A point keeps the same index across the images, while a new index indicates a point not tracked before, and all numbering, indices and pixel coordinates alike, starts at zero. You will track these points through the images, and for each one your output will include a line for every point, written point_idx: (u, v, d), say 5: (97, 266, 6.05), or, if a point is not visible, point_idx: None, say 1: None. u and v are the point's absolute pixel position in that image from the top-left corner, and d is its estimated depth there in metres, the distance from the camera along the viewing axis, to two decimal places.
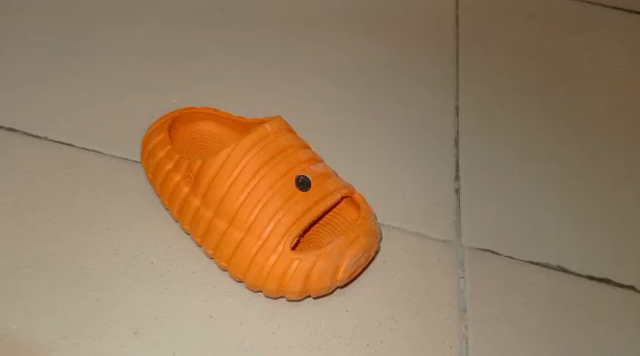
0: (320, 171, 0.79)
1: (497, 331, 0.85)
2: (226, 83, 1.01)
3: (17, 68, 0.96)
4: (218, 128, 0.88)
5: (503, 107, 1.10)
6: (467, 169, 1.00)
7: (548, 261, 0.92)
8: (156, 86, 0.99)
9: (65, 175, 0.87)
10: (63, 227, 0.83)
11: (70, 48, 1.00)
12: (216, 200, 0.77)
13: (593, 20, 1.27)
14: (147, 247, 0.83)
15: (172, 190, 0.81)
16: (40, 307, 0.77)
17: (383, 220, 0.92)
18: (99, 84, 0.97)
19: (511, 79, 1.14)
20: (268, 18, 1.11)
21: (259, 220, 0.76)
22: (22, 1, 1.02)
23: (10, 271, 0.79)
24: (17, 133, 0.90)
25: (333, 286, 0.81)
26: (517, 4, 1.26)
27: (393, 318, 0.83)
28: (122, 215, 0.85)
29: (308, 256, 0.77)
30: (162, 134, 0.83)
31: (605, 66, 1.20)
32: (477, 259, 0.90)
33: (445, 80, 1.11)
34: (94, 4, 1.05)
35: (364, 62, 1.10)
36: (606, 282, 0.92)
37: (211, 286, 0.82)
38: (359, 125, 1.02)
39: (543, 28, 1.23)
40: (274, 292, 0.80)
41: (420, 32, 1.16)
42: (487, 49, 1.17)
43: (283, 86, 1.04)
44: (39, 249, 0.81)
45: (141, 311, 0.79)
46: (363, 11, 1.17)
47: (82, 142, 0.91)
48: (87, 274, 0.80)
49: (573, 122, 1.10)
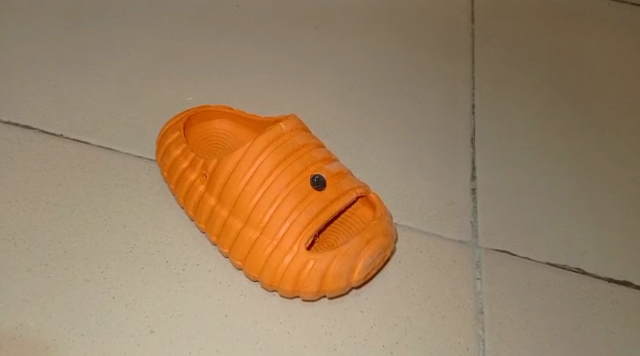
0: (335, 170, 0.79)
1: (515, 333, 0.84)
2: (241, 82, 1.02)
3: (34, 67, 0.97)
4: (233, 126, 0.88)
5: (520, 106, 1.08)
6: (484, 169, 0.99)
7: (566, 263, 0.91)
8: (171, 84, 0.99)
9: (80, 172, 0.87)
10: (78, 224, 0.83)
11: (87, 48, 1.00)
12: (232, 199, 0.77)
13: (611, 20, 1.26)
14: (163, 246, 0.83)
15: (187, 188, 0.81)
16: (57, 304, 0.77)
17: (399, 220, 0.91)
18: (114, 83, 0.97)
19: (529, 78, 1.13)
20: (283, 19, 1.11)
21: (274, 219, 0.76)
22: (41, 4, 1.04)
23: (28, 268, 0.79)
24: (34, 131, 0.90)
25: (349, 287, 0.80)
26: (533, 5, 1.26)
27: (409, 319, 0.82)
28: (137, 213, 0.85)
29: (324, 256, 0.76)
30: (177, 132, 0.83)
31: (625, 64, 1.18)
32: (493, 260, 0.89)
33: (462, 80, 1.10)
34: (111, 6, 1.07)
35: (379, 62, 1.10)
36: (627, 284, 0.90)
37: (226, 285, 0.82)
38: (374, 125, 1.01)
39: (560, 28, 1.22)
40: (288, 292, 0.79)
41: (436, 33, 1.16)
42: (504, 50, 1.16)
43: (298, 85, 1.03)
44: (56, 247, 0.81)
45: (156, 309, 0.78)
46: (377, 12, 1.17)
47: (97, 139, 0.91)
48: (103, 273, 0.80)
49: (592, 122, 1.08)
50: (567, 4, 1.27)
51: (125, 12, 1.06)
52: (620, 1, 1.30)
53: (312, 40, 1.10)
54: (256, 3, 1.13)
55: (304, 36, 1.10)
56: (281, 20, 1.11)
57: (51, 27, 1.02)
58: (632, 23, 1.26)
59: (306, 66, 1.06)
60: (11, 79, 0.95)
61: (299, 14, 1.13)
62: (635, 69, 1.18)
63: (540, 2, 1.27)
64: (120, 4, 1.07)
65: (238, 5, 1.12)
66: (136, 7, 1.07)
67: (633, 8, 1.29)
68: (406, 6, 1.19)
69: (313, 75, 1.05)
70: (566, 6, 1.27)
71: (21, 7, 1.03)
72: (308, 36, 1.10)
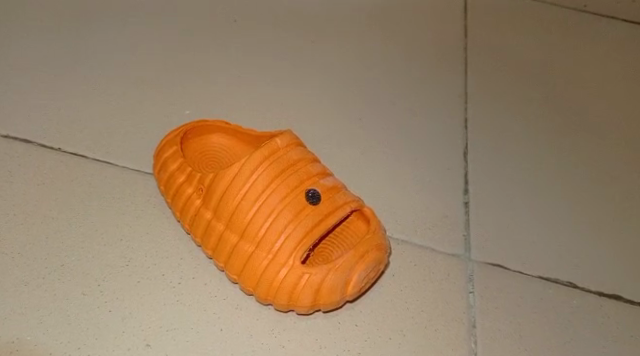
0: (330, 184, 0.80)
1: (507, 347, 0.85)
2: (237, 96, 1.03)
3: (33, 80, 0.98)
4: (230, 140, 0.89)
5: (513, 119, 1.10)
6: (476, 183, 1.00)
7: (558, 276, 0.92)
8: (168, 97, 1.00)
9: (78, 186, 0.88)
10: (76, 237, 0.84)
11: (86, 61, 1.01)
12: (228, 213, 0.78)
13: (602, 34, 1.28)
14: (159, 259, 0.84)
15: (184, 202, 0.82)
16: (53, 318, 0.78)
17: (393, 233, 0.92)
18: (112, 96, 0.98)
19: (521, 92, 1.14)
20: (280, 32, 1.13)
21: (270, 234, 0.77)
22: (40, 17, 1.05)
23: (25, 282, 0.80)
24: (33, 145, 0.91)
25: (343, 300, 0.81)
26: (526, 19, 1.28)
27: (402, 333, 0.83)
28: (134, 226, 0.86)
29: (318, 270, 0.77)
30: (174, 146, 0.84)
31: (615, 78, 1.20)
32: (486, 273, 0.90)
33: (455, 93, 1.11)
34: (109, 18, 1.07)
35: (374, 75, 1.11)
36: (616, 298, 0.91)
37: (222, 298, 0.82)
38: (370, 138, 1.02)
39: (552, 41, 1.24)
40: (283, 306, 0.80)
41: (431, 47, 1.18)
42: (497, 63, 1.18)
43: (294, 98, 1.05)
44: (53, 261, 0.82)
45: (153, 323, 0.79)
46: (371, 25, 1.18)
47: (95, 153, 0.92)
48: (99, 286, 0.81)
49: (583, 136, 1.10)
50: (560, 18, 1.29)
51: (124, 24, 1.07)
52: (610, 16, 1.32)
53: (309, 54, 1.11)
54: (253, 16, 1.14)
55: (300, 49, 1.11)
56: (277, 33, 1.13)
57: (50, 39, 1.03)
58: (622, 38, 1.28)
59: (302, 79, 1.07)
60: (10, 93, 0.96)
61: (296, 28, 1.14)
62: (626, 85, 1.19)
63: (532, 16, 1.28)
64: (118, 15, 1.08)
65: (235, 19, 1.13)
66: (134, 17, 1.08)
67: (623, 23, 1.31)
68: (400, 19, 1.21)
69: (309, 88, 1.06)
70: (559, 20, 1.29)
71: (19, 20, 1.04)
72: (304, 48, 1.12)
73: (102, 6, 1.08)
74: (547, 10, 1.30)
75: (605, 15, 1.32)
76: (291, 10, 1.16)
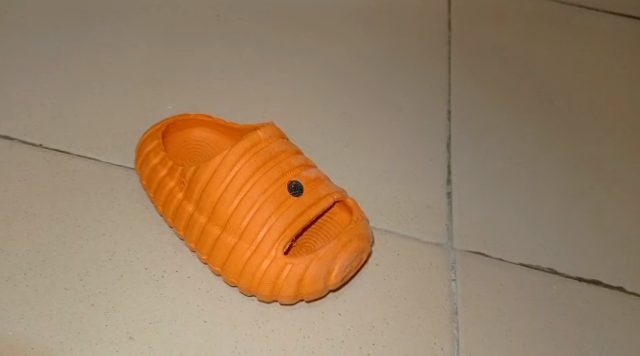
0: (312, 176, 0.80)
1: (489, 333, 0.85)
2: (220, 90, 1.03)
3: (15, 76, 0.97)
4: (212, 134, 0.89)
5: (495, 110, 1.11)
6: (459, 173, 1.01)
7: (539, 263, 0.93)
8: (151, 92, 1.00)
9: (60, 182, 0.88)
10: (58, 233, 0.84)
11: (68, 57, 1.01)
12: (210, 205, 0.78)
13: (584, 26, 1.29)
14: (142, 253, 0.84)
15: (166, 196, 0.82)
16: (36, 313, 0.78)
17: (376, 223, 0.92)
18: (95, 92, 0.98)
19: (503, 83, 1.15)
20: (264, 27, 1.13)
21: (252, 225, 0.77)
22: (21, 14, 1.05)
23: (6, 278, 0.80)
24: (14, 141, 0.91)
25: (326, 290, 0.81)
26: (509, 11, 1.28)
27: (386, 321, 0.84)
28: (116, 221, 0.86)
29: (301, 260, 0.77)
30: (156, 140, 0.84)
31: (596, 69, 1.21)
32: (469, 261, 0.91)
33: (438, 86, 1.12)
34: (91, 14, 1.07)
35: (358, 68, 1.12)
36: (596, 283, 0.92)
37: (205, 290, 0.83)
38: (353, 130, 1.03)
39: (534, 34, 1.25)
40: (266, 296, 0.80)
41: (414, 40, 1.18)
42: (480, 56, 1.18)
43: (277, 92, 1.05)
44: (35, 256, 0.82)
45: (136, 316, 0.79)
46: (355, 20, 1.19)
47: (78, 149, 0.92)
48: (82, 280, 0.81)
49: (564, 126, 1.11)
50: (542, 10, 1.30)
51: (106, 20, 1.07)
52: (592, 8, 1.33)
53: (292, 48, 1.11)
54: (236, 11, 1.14)
55: (283, 44, 1.11)
56: (260, 29, 1.13)
57: (32, 35, 1.02)
58: (604, 31, 1.29)
59: (285, 73, 1.08)
60: None
61: (279, 22, 1.14)
62: (607, 78, 1.20)
63: (515, 8, 1.29)
64: (101, 12, 1.08)
65: (218, 14, 1.13)
66: (116, 13, 1.08)
67: (605, 15, 1.32)
68: (384, 13, 1.21)
69: (292, 82, 1.07)
70: (542, 12, 1.30)
71: (0, 16, 1.03)
72: (288, 43, 1.12)
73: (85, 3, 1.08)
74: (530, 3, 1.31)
75: (587, 7, 1.33)
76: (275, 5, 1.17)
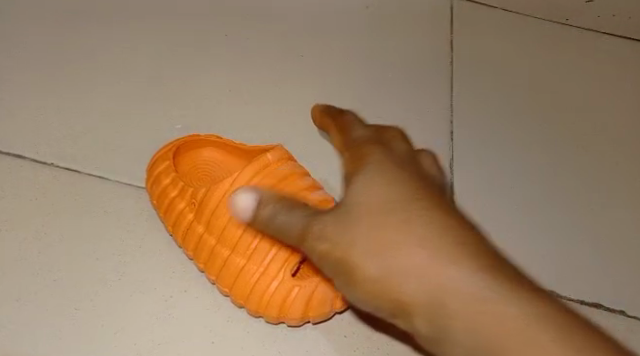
0: (320, 198, 0.81)
1: None
2: (229, 108, 1.03)
3: (23, 94, 0.97)
4: (221, 154, 0.90)
5: (500, 130, 1.12)
6: (461, 193, 1.04)
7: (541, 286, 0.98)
8: (159, 109, 1.01)
9: (71, 201, 0.90)
10: (68, 253, 0.85)
11: (74, 72, 1.01)
12: (219, 228, 0.79)
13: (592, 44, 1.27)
14: (152, 272, 0.86)
15: (177, 217, 0.83)
16: (47, 334, 0.80)
17: None
18: (103, 108, 0.99)
19: (510, 102, 1.16)
20: (270, 38, 1.12)
21: (260, 248, 0.79)
22: (23, 24, 1.03)
23: (17, 297, 0.81)
24: (25, 160, 0.92)
25: (332, 312, 0.83)
26: (517, 23, 1.26)
27: (390, 343, 0.87)
28: (127, 240, 0.88)
29: (308, 283, 0.79)
30: (167, 161, 0.86)
31: (603, 89, 1.22)
32: None
33: (442, 104, 1.12)
34: (95, 24, 1.05)
35: (366, 83, 1.11)
36: (597, 306, 0.98)
37: (213, 311, 0.85)
38: None
39: (542, 50, 1.24)
40: (273, 318, 0.82)
41: (420, 55, 1.17)
42: (486, 71, 1.18)
43: (285, 109, 1.05)
44: (46, 277, 0.83)
45: (144, 336, 0.82)
46: (355, 32, 1.17)
47: (88, 167, 0.93)
48: (92, 301, 0.83)
49: (568, 148, 1.13)
50: (551, 27, 1.27)
51: (111, 31, 1.06)
52: (602, 32, 1.29)
53: (298, 64, 1.10)
54: (242, 22, 1.12)
55: (290, 58, 1.11)
56: (262, 40, 1.11)
57: (34, 48, 1.01)
58: (614, 46, 1.28)
59: (293, 90, 1.08)
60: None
61: (286, 34, 1.13)
62: (613, 96, 1.21)
63: (522, 20, 1.27)
64: (105, 22, 1.06)
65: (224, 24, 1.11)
66: (120, 24, 1.07)
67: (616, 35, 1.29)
68: (391, 24, 1.20)
69: (300, 99, 1.07)
70: (550, 28, 1.27)
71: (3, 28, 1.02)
72: (289, 56, 1.11)
73: (87, 12, 1.06)
74: (540, 22, 1.27)
75: (597, 32, 1.29)
76: (273, 15, 1.14)
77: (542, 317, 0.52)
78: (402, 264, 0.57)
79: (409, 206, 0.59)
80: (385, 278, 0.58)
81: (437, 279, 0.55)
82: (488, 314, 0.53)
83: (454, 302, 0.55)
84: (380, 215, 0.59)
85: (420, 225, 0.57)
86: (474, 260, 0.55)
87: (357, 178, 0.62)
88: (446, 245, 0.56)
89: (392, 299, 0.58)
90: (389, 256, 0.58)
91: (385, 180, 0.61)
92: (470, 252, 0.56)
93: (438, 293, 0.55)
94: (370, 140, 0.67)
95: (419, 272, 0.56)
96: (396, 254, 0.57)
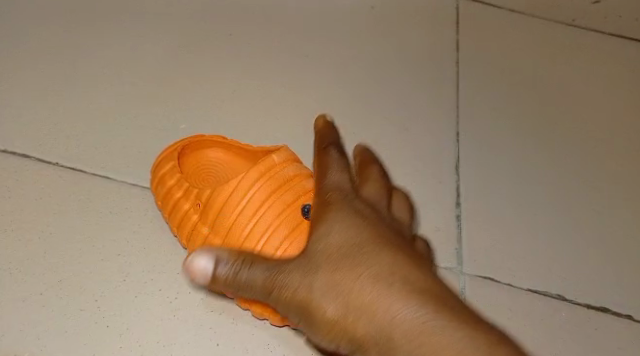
0: None
1: None
2: (234, 108, 1.03)
3: (27, 93, 0.97)
4: (226, 155, 0.89)
5: (505, 131, 1.12)
6: (466, 195, 1.03)
7: (547, 289, 0.97)
8: (164, 109, 1.00)
9: (75, 200, 0.89)
10: (73, 253, 0.85)
11: (79, 72, 1.00)
12: (224, 230, 0.78)
13: (598, 45, 1.27)
14: (156, 272, 0.86)
15: (182, 217, 0.83)
16: (51, 334, 0.80)
17: None
18: (107, 108, 0.98)
19: (516, 103, 1.15)
20: (275, 39, 1.11)
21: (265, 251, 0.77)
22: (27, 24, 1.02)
23: (22, 298, 0.81)
24: (31, 159, 0.91)
25: None
26: (523, 24, 1.26)
27: None
28: (131, 240, 0.87)
29: None
30: (172, 162, 0.85)
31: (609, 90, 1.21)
32: (477, 288, 0.95)
33: (448, 105, 1.12)
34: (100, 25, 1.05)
35: (371, 85, 1.11)
36: (604, 310, 0.98)
37: (218, 313, 0.85)
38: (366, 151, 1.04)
39: (548, 52, 1.23)
40: (279, 321, 0.81)
41: (425, 56, 1.16)
42: (491, 72, 1.17)
43: (291, 110, 1.05)
44: (50, 277, 0.83)
45: (149, 338, 0.82)
46: (361, 32, 1.16)
47: (92, 167, 0.92)
48: (97, 301, 0.82)
49: (574, 150, 1.13)
50: (557, 28, 1.27)
51: (115, 31, 1.05)
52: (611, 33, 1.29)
53: (303, 64, 1.10)
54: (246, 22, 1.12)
55: (295, 59, 1.10)
56: (267, 41, 1.11)
57: (38, 48, 1.01)
58: (620, 47, 1.27)
59: (299, 91, 1.07)
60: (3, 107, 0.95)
61: (291, 34, 1.12)
62: (619, 97, 1.21)
63: (528, 22, 1.26)
64: (109, 23, 1.05)
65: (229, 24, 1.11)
66: (124, 25, 1.06)
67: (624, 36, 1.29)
68: (396, 25, 1.19)
69: (305, 100, 1.07)
70: (556, 30, 1.27)
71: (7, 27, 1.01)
72: (295, 57, 1.10)
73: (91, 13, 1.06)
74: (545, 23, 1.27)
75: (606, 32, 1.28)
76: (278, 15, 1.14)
77: (477, 347, 0.59)
78: (357, 302, 0.64)
79: (362, 250, 0.66)
80: (342, 317, 0.65)
81: (384, 315, 0.63)
82: (428, 346, 0.60)
83: (400, 335, 0.62)
84: (339, 260, 0.66)
85: (370, 269, 0.65)
86: (420, 298, 0.62)
87: (322, 223, 0.68)
88: (393, 283, 0.64)
89: (347, 336, 0.65)
90: (347, 295, 0.65)
91: (346, 224, 0.68)
92: (414, 291, 0.63)
93: (384, 328, 0.62)
94: (339, 186, 0.71)
95: (368, 307, 0.64)
96: (349, 292, 0.65)
